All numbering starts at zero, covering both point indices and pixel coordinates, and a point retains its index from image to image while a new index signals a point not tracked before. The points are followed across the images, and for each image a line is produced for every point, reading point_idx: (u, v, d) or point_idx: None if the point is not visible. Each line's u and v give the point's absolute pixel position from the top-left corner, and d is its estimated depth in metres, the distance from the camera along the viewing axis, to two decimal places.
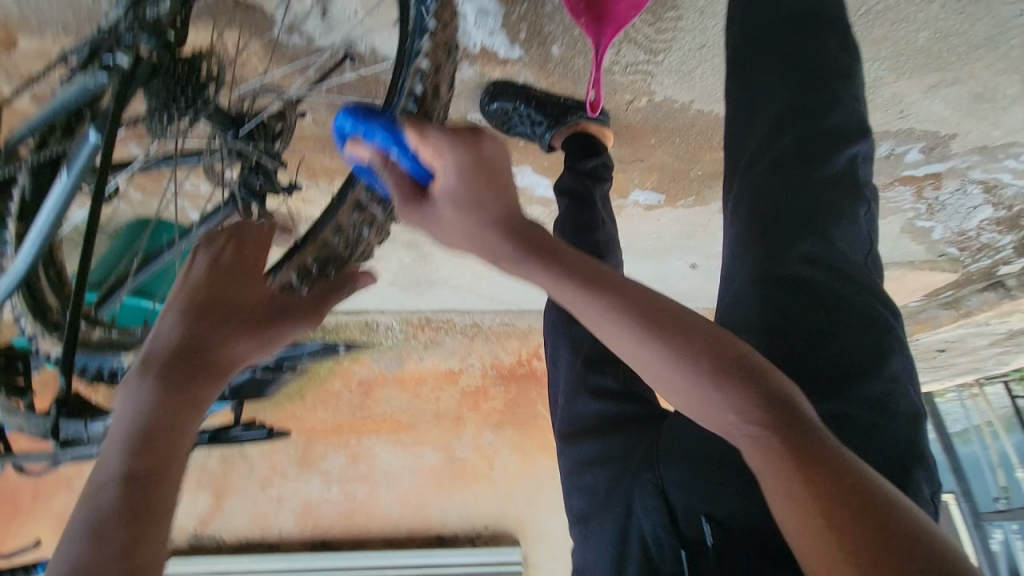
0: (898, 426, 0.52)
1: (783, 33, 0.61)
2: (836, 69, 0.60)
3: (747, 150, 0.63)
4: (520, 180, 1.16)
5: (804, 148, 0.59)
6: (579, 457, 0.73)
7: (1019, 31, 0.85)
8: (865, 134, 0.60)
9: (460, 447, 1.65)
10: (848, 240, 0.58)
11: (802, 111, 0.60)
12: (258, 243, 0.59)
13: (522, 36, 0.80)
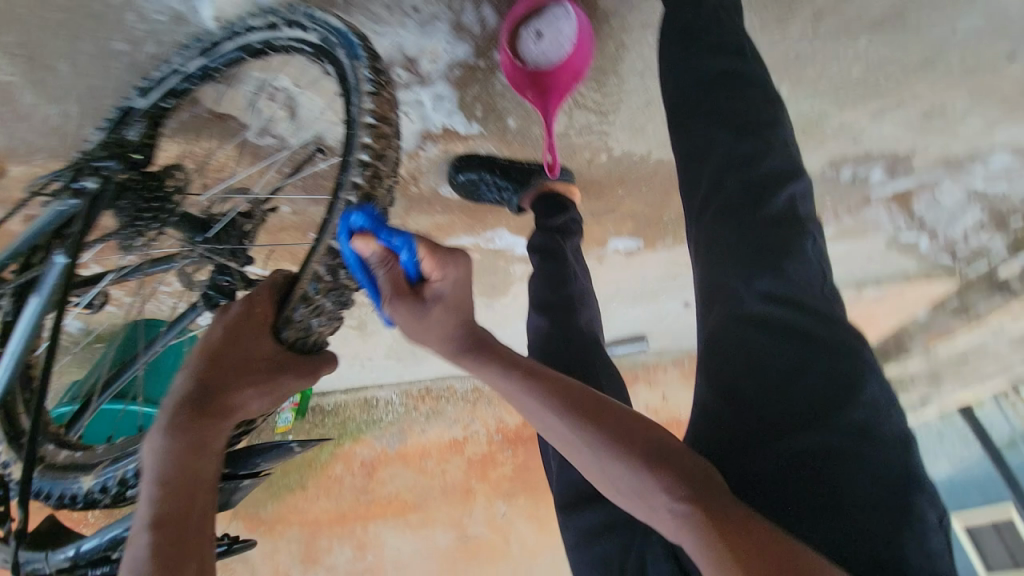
0: (888, 451, 0.52)
1: (706, 88, 0.64)
2: (763, 117, 0.63)
3: (694, 198, 0.65)
4: (499, 242, 1.19)
5: (745, 192, 0.61)
6: (584, 526, 0.68)
7: (944, 55, 0.90)
8: (800, 170, 0.62)
9: (472, 523, 1.55)
10: (808, 273, 0.59)
11: (737, 158, 0.62)
12: (223, 338, 0.56)
13: (478, 114, 0.86)
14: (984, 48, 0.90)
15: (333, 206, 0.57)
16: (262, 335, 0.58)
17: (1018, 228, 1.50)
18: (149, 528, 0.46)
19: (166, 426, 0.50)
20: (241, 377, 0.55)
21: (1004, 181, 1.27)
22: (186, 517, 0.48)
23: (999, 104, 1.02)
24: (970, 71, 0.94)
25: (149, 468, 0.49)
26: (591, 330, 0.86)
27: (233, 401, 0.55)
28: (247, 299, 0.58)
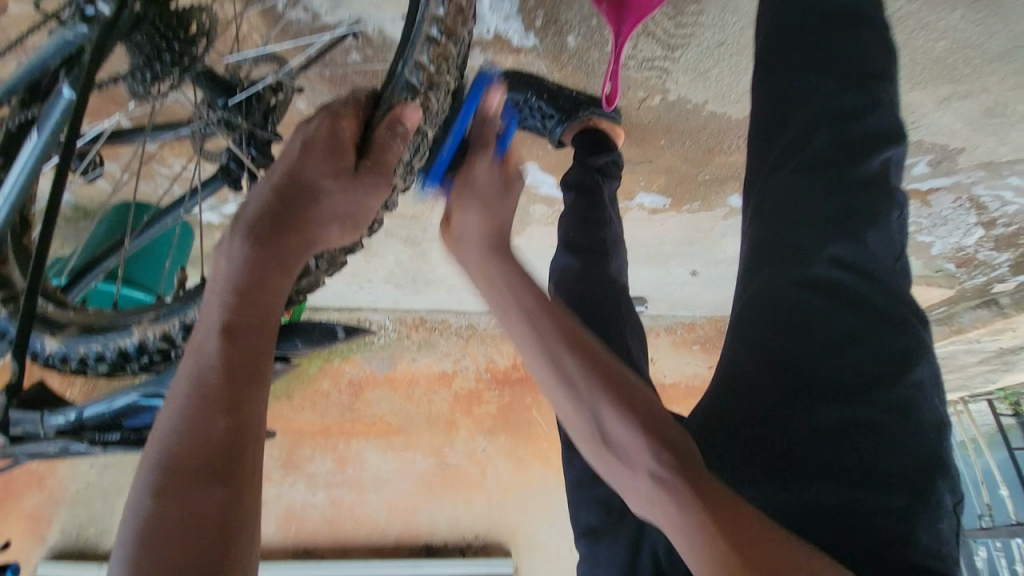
0: (922, 434, 0.52)
1: (812, 32, 0.61)
2: (874, 70, 0.59)
3: (776, 149, 0.63)
4: (525, 177, 1.13)
5: (834, 150, 0.59)
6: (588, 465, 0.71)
7: None
8: (900, 136, 0.59)
9: (452, 453, 1.59)
10: (886, 244, 0.57)
11: (835, 113, 0.59)
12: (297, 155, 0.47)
13: (538, 24, 0.77)
14: None
15: (392, 83, 0.51)
16: (338, 159, 0.48)
17: None
18: (209, 329, 0.43)
19: (235, 244, 0.45)
20: (313, 184, 0.47)
21: None
22: (250, 327, 0.44)
23: None
24: None
25: (218, 288, 0.45)
26: (617, 276, 0.85)
27: (305, 208, 0.47)
28: (331, 114, 0.49)
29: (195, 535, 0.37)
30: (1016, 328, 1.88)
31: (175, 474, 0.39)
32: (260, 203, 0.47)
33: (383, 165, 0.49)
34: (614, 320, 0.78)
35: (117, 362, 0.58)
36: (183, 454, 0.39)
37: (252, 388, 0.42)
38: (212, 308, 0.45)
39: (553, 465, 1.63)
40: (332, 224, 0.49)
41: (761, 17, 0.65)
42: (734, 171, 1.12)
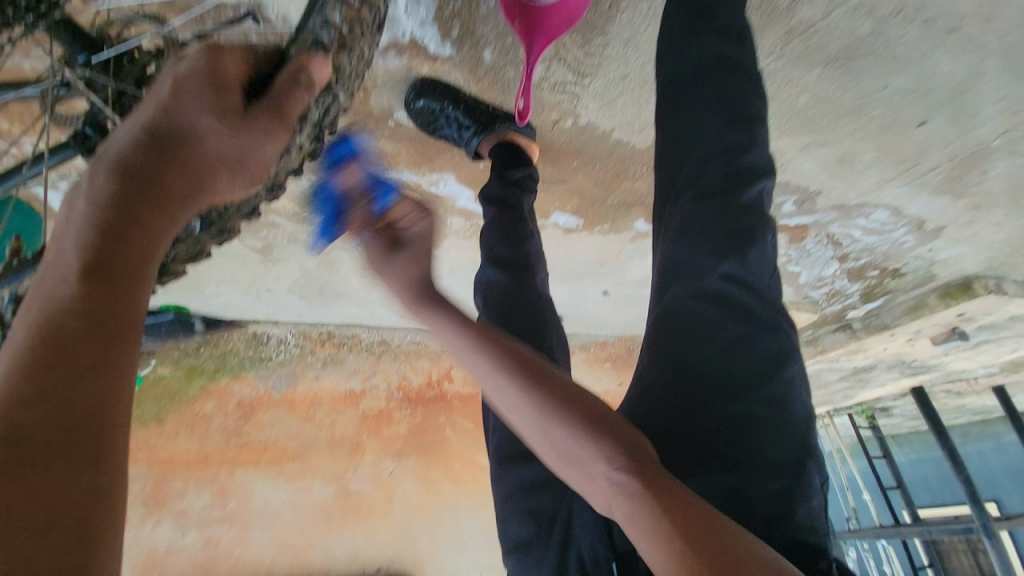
0: (790, 420, 0.58)
1: (702, 77, 0.68)
2: (751, 111, 0.67)
3: (681, 176, 0.69)
4: (442, 188, 1.12)
5: (725, 178, 0.65)
6: (518, 480, 0.68)
7: (874, 105, 0.98)
8: (768, 171, 0.66)
9: (355, 479, 1.47)
10: (765, 260, 0.64)
11: (725, 145, 0.66)
12: (177, 91, 0.41)
13: (453, 35, 0.77)
14: (905, 109, 1.00)
15: (296, 43, 0.48)
16: (227, 100, 0.42)
17: (873, 279, 1.80)
18: (61, 276, 0.35)
19: (99, 181, 0.38)
20: (192, 123, 0.41)
21: (876, 235, 1.50)
22: (124, 266, 0.36)
23: (897, 164, 1.17)
24: (887, 128, 1.05)
25: (73, 229, 0.37)
26: (541, 291, 0.84)
27: (190, 138, 0.41)
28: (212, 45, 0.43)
29: (50, 532, 0.28)
30: (866, 348, 2.24)
31: (9, 446, 0.29)
32: (136, 133, 0.40)
33: (283, 111, 0.44)
34: (540, 333, 0.77)
35: None
36: (19, 430, 0.30)
37: (119, 346, 0.34)
38: (63, 249, 0.36)
39: (466, 487, 1.57)
40: (224, 172, 0.43)
41: (662, 60, 0.71)
42: (638, 197, 1.20)
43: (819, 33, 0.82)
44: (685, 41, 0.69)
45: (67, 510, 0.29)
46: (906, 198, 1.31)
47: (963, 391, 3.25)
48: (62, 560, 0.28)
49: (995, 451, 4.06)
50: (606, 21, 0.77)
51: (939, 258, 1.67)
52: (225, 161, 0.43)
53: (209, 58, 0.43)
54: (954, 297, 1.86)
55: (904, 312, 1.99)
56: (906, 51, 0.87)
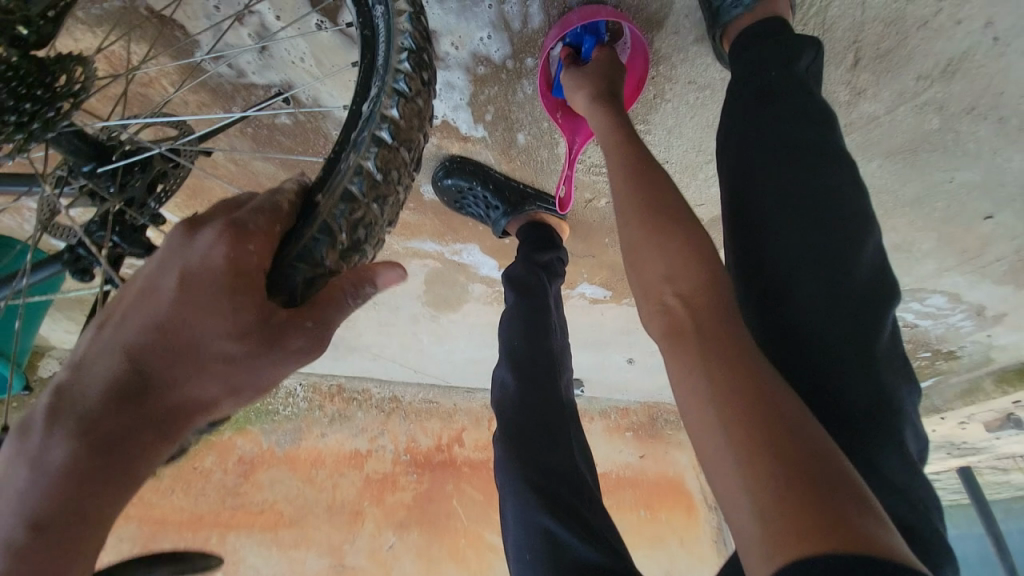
0: None
1: (789, 168, 0.54)
2: (851, 210, 0.53)
3: (760, 294, 0.54)
4: (465, 258, 1.07)
5: (821, 298, 0.51)
6: None
7: (938, 197, 0.90)
8: (892, 292, 0.52)
9: (353, 552, 1.36)
10: (887, 421, 0.50)
11: (824, 255, 0.51)
12: (198, 292, 0.44)
13: (488, 118, 0.74)
14: (971, 201, 0.91)
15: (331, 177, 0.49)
16: (251, 303, 0.44)
17: (924, 360, 1.65)
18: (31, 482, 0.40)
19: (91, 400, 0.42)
20: (199, 343, 0.44)
21: (931, 319, 1.38)
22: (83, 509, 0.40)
23: (959, 253, 1.07)
24: (950, 218, 0.96)
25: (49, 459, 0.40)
26: (565, 395, 0.76)
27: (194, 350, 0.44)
28: (236, 230, 0.45)
29: None
30: None
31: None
32: (134, 342, 0.43)
33: (325, 325, 0.47)
34: (564, 463, 0.68)
35: None
36: None
37: None
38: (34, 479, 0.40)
39: (471, 567, 1.44)
40: (227, 395, 0.46)
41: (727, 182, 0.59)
42: None
43: (882, 127, 0.76)
44: (755, 122, 0.57)
45: None
46: (967, 285, 1.20)
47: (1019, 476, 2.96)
48: None
49: None
50: (648, 110, 0.73)
51: (1000, 343, 1.52)
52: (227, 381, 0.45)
53: (241, 257, 0.44)
54: (1013, 383, 1.70)
55: (957, 396, 1.82)
56: (976, 147, 0.80)
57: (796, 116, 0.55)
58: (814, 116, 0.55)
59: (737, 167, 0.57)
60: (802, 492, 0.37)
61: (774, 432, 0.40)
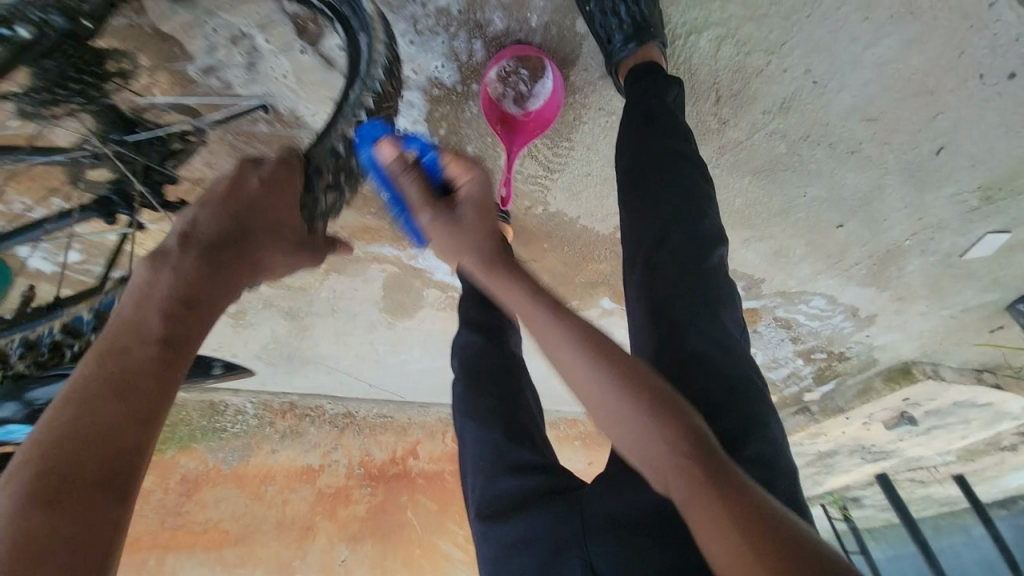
0: (783, 478, 0.57)
1: (659, 163, 0.73)
2: (699, 188, 0.73)
3: (646, 243, 0.70)
4: (421, 262, 1.19)
5: (687, 245, 0.69)
6: (504, 539, 0.64)
7: (799, 208, 1.15)
8: (722, 238, 0.72)
9: (302, 568, 1.34)
10: (732, 321, 0.67)
11: (684, 219, 0.70)
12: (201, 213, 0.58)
13: (441, 132, 0.89)
14: (823, 212, 1.17)
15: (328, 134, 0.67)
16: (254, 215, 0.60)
17: (822, 362, 1.92)
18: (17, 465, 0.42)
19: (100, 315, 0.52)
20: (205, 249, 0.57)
21: (819, 320, 1.63)
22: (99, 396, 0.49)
23: (825, 258, 1.33)
24: (812, 226, 1.21)
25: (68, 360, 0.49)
26: (517, 354, 0.84)
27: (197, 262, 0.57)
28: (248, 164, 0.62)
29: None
30: (824, 431, 2.31)
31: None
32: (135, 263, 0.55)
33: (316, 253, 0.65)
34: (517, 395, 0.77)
35: None
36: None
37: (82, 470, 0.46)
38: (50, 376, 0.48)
39: None
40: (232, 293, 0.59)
41: (624, 149, 0.77)
42: (604, 277, 1.30)
43: (746, 149, 0.99)
44: (638, 125, 0.76)
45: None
46: (839, 287, 1.46)
47: (926, 480, 3.30)
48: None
49: (967, 546, 4.01)
50: (571, 130, 0.91)
51: (878, 343, 1.81)
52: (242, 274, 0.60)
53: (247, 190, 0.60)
54: (897, 382, 1.99)
55: (855, 396, 2.10)
56: (817, 167, 1.05)
57: (664, 126, 0.75)
58: (672, 123, 0.76)
59: (629, 160, 0.75)
60: (769, 550, 0.42)
61: (778, 550, 0.41)
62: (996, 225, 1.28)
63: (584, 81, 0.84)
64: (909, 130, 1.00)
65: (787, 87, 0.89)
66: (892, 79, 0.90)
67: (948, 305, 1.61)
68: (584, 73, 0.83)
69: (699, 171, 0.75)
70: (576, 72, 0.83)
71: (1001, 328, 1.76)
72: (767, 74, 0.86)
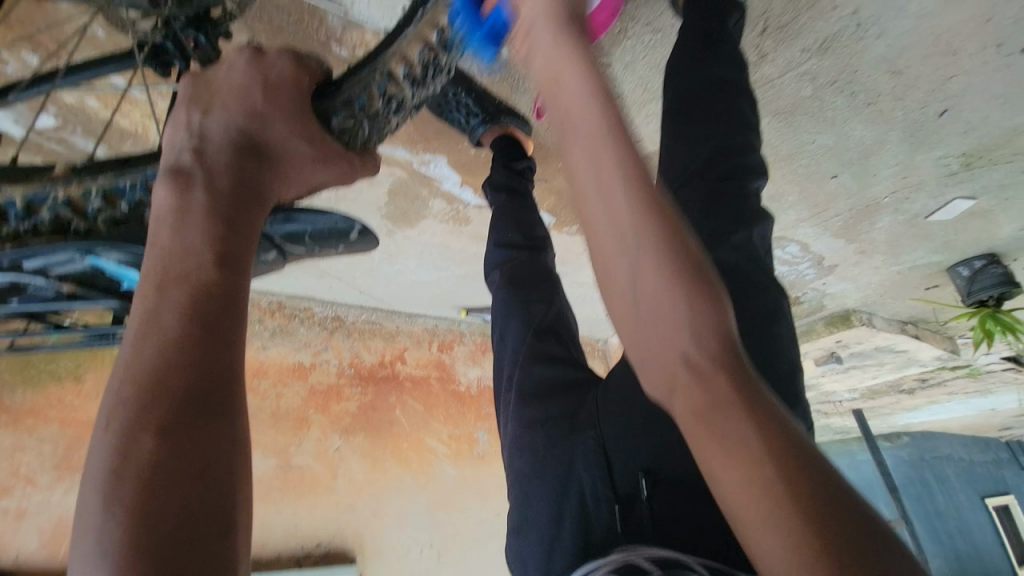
0: (783, 371, 0.62)
1: (707, 90, 0.72)
2: (737, 109, 0.72)
3: (681, 154, 0.72)
4: (432, 170, 1.15)
5: (725, 154, 0.69)
6: (528, 415, 0.71)
7: (803, 155, 1.20)
8: (763, 168, 0.72)
9: (299, 453, 1.44)
10: (762, 232, 0.69)
11: (727, 134, 0.70)
12: (272, 89, 0.47)
13: None
14: (825, 162, 1.23)
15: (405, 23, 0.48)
16: (293, 98, 0.48)
17: None
18: (194, 273, 0.40)
19: (192, 183, 0.44)
20: (279, 135, 0.48)
21: (787, 266, 1.77)
22: (235, 253, 0.42)
23: (811, 208, 1.42)
24: (810, 175, 1.28)
25: (170, 223, 0.42)
26: (553, 267, 0.88)
27: (279, 149, 0.48)
28: (296, 58, 0.50)
29: (198, 475, 0.34)
30: None
31: (155, 472, 0.33)
32: (216, 133, 0.46)
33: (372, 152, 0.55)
34: (553, 295, 0.82)
35: (57, 218, 0.53)
36: (158, 392, 0.35)
37: (239, 322, 0.40)
38: (176, 224, 0.42)
39: (412, 465, 1.61)
40: (311, 165, 0.50)
41: (675, 76, 0.75)
42: None
43: (774, 89, 1.01)
44: (698, 46, 0.74)
45: (207, 456, 0.34)
46: (814, 237, 1.58)
47: (831, 412, 3.86)
48: (205, 482, 0.34)
49: (851, 466, 4.81)
50: (613, 44, 0.87)
51: (830, 291, 2.01)
52: (314, 155, 0.50)
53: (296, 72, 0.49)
54: (837, 326, 2.23)
55: (798, 336, 2.37)
56: (832, 115, 1.08)
57: (721, 55, 0.73)
58: (729, 50, 0.74)
59: (678, 82, 0.75)
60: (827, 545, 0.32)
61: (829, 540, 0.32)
62: (964, 191, 1.40)
63: None
64: (923, 89, 1.03)
65: (831, 27, 0.88)
66: (924, 34, 0.91)
67: (899, 261, 1.78)
68: None
69: (745, 92, 0.74)
70: None
71: (934, 286, 1.98)
72: (817, 10, 0.85)
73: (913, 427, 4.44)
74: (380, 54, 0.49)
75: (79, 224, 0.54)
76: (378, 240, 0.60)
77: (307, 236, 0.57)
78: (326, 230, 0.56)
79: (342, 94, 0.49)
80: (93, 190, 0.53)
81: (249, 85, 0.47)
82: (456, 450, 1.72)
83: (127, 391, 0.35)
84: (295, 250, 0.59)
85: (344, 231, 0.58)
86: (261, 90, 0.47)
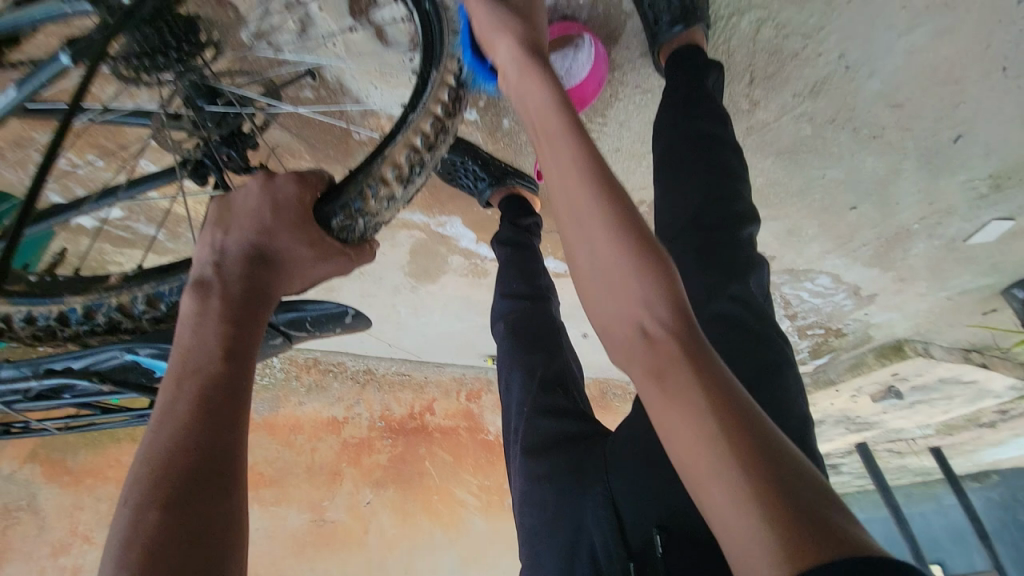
0: (793, 421, 0.60)
1: (694, 144, 0.76)
2: (724, 161, 0.75)
3: (672, 208, 0.75)
4: (448, 229, 1.23)
5: (714, 206, 0.72)
6: (536, 471, 0.72)
7: (816, 190, 1.19)
8: (755, 216, 0.73)
9: (332, 508, 1.47)
10: (757, 280, 0.70)
11: (713, 188, 0.73)
12: (277, 207, 0.55)
13: (480, 104, 0.91)
14: (840, 194, 1.21)
15: (394, 137, 0.59)
16: (296, 215, 0.56)
17: (819, 337, 2.00)
18: (207, 365, 0.46)
19: (211, 290, 0.51)
20: (286, 244, 0.56)
21: (821, 298, 1.70)
22: (241, 347, 0.48)
23: (834, 239, 1.39)
24: (827, 208, 1.26)
25: (190, 322, 0.49)
26: (558, 317, 0.91)
27: (286, 255, 0.56)
28: (298, 177, 0.57)
29: (194, 551, 0.37)
30: (815, 403, 2.50)
31: (158, 547, 0.36)
32: (231, 246, 0.54)
33: (367, 246, 0.62)
34: (557, 347, 0.84)
35: (110, 321, 0.63)
36: (167, 475, 0.40)
37: (243, 411, 0.45)
38: (195, 325, 0.49)
39: (442, 519, 1.60)
40: (315, 263, 0.58)
41: (663, 133, 0.80)
42: None
43: (772, 131, 1.03)
44: (682, 104, 0.79)
45: (206, 533, 0.38)
46: (844, 267, 1.53)
47: (903, 451, 3.50)
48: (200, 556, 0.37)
49: (936, 513, 4.28)
50: (606, 106, 0.94)
51: (874, 321, 1.90)
52: (316, 256, 0.57)
53: (298, 190, 0.57)
54: (889, 358, 2.08)
55: (846, 370, 2.23)
56: (839, 150, 1.09)
57: (704, 111, 0.77)
58: (712, 106, 0.78)
59: (666, 140, 0.79)
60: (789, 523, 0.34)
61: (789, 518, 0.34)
62: (1002, 212, 1.33)
63: (623, 58, 0.87)
64: (930, 118, 1.03)
65: (820, 71, 0.91)
66: (920, 67, 0.92)
67: (947, 287, 1.67)
68: (625, 51, 0.86)
69: (732, 142, 0.77)
70: (617, 49, 0.85)
71: (993, 311, 1.84)
72: (802, 58, 0.88)
73: (1002, 465, 3.95)
74: (372, 164, 0.58)
75: (128, 323, 0.64)
76: (370, 324, 0.68)
77: (307, 320, 0.65)
78: (324, 314, 0.65)
79: (341, 199, 0.58)
80: (139, 295, 0.63)
81: (259, 204, 0.55)
82: (486, 502, 1.69)
83: (142, 472, 0.40)
84: (298, 334, 0.67)
85: (339, 314, 0.68)
86: (270, 208, 0.55)
